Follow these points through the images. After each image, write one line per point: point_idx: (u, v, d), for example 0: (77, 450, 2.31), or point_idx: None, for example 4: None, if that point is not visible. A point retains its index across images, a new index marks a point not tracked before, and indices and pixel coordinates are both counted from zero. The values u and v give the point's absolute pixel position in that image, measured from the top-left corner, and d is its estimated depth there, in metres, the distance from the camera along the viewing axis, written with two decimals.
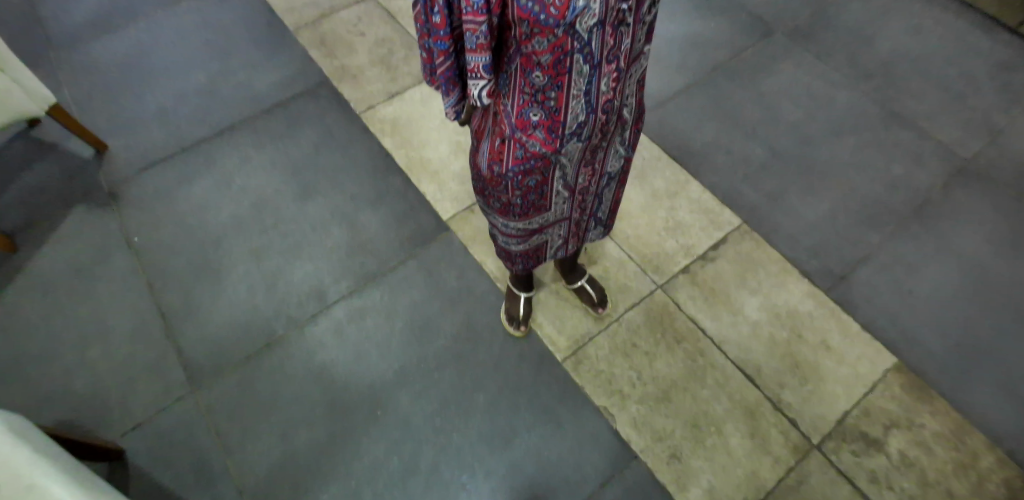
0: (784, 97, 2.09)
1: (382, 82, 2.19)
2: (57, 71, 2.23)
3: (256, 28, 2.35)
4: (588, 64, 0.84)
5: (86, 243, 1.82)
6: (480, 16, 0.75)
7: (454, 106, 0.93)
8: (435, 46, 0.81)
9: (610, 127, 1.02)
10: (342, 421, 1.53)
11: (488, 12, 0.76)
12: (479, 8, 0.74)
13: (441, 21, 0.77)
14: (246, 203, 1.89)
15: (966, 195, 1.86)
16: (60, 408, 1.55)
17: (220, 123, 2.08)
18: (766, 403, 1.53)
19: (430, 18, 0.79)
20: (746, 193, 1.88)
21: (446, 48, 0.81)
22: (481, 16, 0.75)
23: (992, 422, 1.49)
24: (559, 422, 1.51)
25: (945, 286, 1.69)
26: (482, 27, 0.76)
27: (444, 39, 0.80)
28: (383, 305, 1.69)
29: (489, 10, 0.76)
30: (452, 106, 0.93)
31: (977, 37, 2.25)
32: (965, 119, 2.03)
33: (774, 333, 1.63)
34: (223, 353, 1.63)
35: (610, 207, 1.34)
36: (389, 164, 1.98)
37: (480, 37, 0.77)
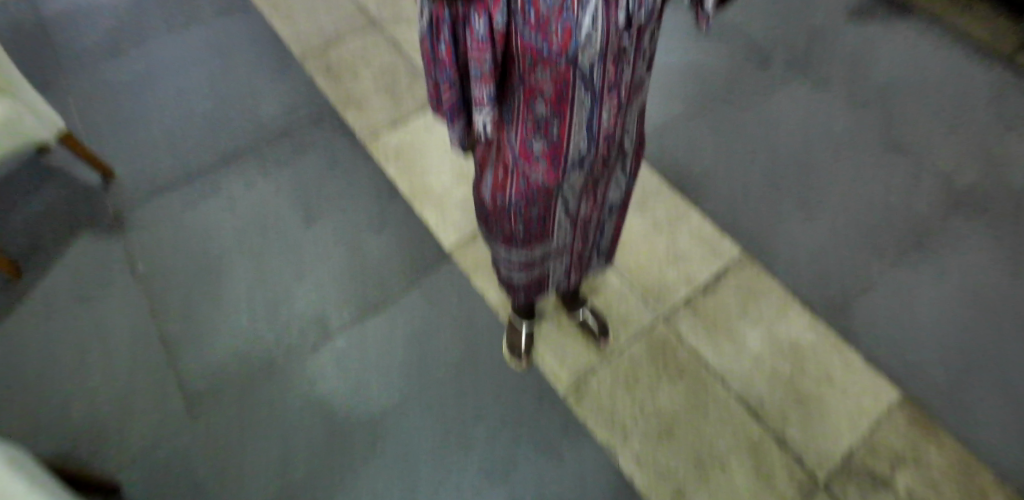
0: (784, 126, 2.11)
1: (385, 111, 2.22)
2: (66, 97, 2.26)
3: (262, 56, 2.40)
4: (591, 96, 0.84)
5: (89, 269, 1.83)
6: (485, 50, 0.76)
7: (459, 137, 0.94)
8: (440, 78, 0.83)
9: (611, 158, 1.02)
10: (340, 452, 1.51)
11: (493, 46, 0.76)
12: (484, 42, 0.74)
13: (446, 54, 0.79)
14: (249, 230, 1.90)
15: (967, 225, 1.86)
16: (59, 436, 1.55)
17: (226, 150, 2.11)
18: (770, 437, 1.51)
19: (436, 52, 0.80)
20: (747, 221, 1.89)
21: (451, 80, 0.82)
22: (485, 49, 0.75)
23: (999, 457, 1.47)
24: (560, 456, 1.49)
25: (948, 317, 1.69)
26: (486, 60, 0.77)
27: (449, 72, 0.81)
28: (384, 334, 1.69)
29: (493, 44, 0.76)
30: (457, 137, 0.94)
31: (974, 66, 2.28)
32: (964, 148, 2.04)
33: (776, 365, 1.62)
34: (223, 380, 1.62)
35: (612, 236, 1.34)
36: (392, 191, 1.99)
37: (485, 70, 0.78)
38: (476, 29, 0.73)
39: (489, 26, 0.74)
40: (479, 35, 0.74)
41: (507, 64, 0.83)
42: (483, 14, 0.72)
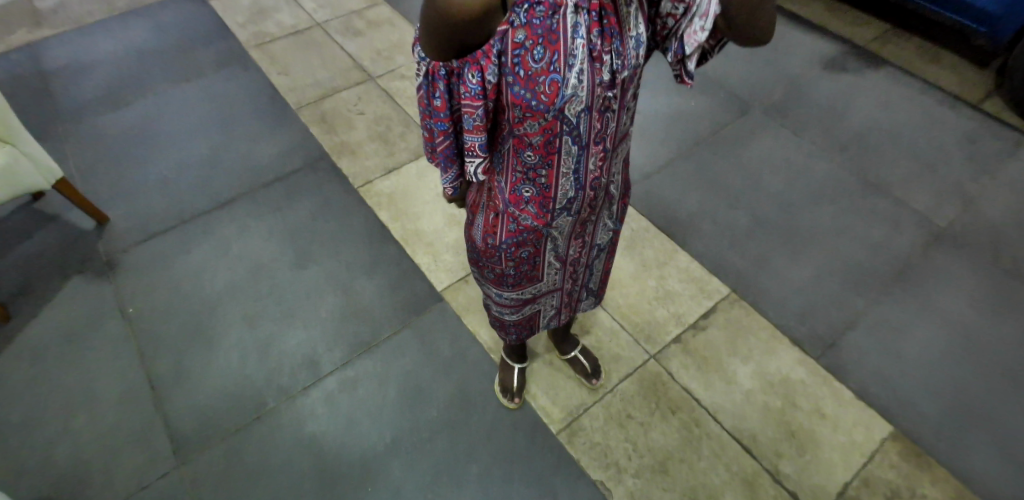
0: (764, 167, 2.20)
1: (379, 157, 2.28)
2: (65, 145, 2.31)
3: (260, 106, 2.47)
4: (577, 145, 0.88)
5: (79, 311, 1.83)
6: (478, 101, 0.80)
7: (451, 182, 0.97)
8: (435, 127, 0.87)
9: (597, 203, 1.06)
10: (330, 496, 1.48)
11: (485, 98, 0.80)
12: (476, 94, 0.79)
13: (441, 104, 0.83)
14: (242, 272, 1.91)
15: (945, 261, 1.92)
16: (39, 482, 1.51)
17: (221, 194, 2.14)
18: (764, 473, 1.50)
19: (431, 102, 0.84)
20: (733, 261, 1.93)
21: (446, 129, 0.86)
22: (478, 101, 0.79)
23: (993, 489, 1.47)
24: (554, 495, 1.47)
25: (933, 351, 1.71)
26: (478, 110, 0.81)
27: (444, 121, 0.85)
28: (376, 374, 1.69)
29: (485, 96, 0.80)
30: (450, 182, 0.97)
31: (942, 111, 2.40)
32: (937, 188, 2.12)
33: (767, 401, 1.62)
34: (211, 424, 1.60)
35: (601, 278, 1.37)
36: (385, 235, 2.02)
37: (477, 119, 0.82)
38: (468, 82, 0.78)
39: (482, 80, 0.78)
40: (471, 87, 0.78)
41: (498, 115, 0.87)
42: (476, 68, 0.76)
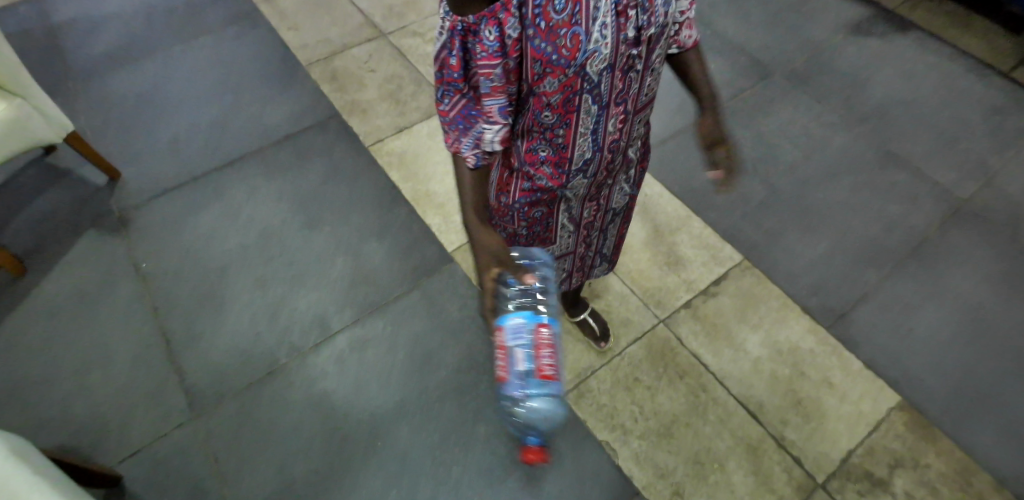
0: (782, 137, 2.15)
1: (390, 117, 2.25)
2: (75, 102, 2.29)
3: (269, 64, 2.43)
4: (597, 104, 0.85)
5: (94, 268, 1.85)
6: (495, 60, 0.74)
7: (474, 149, 0.85)
8: (449, 89, 0.80)
9: (615, 166, 1.04)
10: (341, 452, 1.52)
11: (504, 56, 0.74)
12: (494, 53, 0.73)
13: (456, 63, 0.75)
14: (253, 232, 1.92)
15: (963, 236, 1.88)
16: (59, 432, 1.55)
17: (231, 153, 2.13)
18: (769, 440, 1.51)
19: (444, 61, 0.76)
20: (747, 231, 1.91)
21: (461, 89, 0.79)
22: (497, 60, 0.73)
23: (996, 462, 1.48)
24: (559, 455, 1.50)
25: (945, 326, 1.70)
26: (497, 70, 0.75)
27: (458, 81, 0.78)
28: (385, 335, 1.70)
29: (505, 54, 0.74)
30: (471, 150, 0.85)
31: (970, 81, 2.32)
32: (960, 161, 2.07)
33: (775, 369, 1.62)
34: (225, 380, 1.63)
35: (614, 243, 1.36)
36: (395, 197, 2.01)
37: (494, 80, 0.76)
38: (485, 38, 0.72)
39: (501, 37, 0.72)
40: (489, 44, 0.72)
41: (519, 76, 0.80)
42: (494, 23, 0.70)
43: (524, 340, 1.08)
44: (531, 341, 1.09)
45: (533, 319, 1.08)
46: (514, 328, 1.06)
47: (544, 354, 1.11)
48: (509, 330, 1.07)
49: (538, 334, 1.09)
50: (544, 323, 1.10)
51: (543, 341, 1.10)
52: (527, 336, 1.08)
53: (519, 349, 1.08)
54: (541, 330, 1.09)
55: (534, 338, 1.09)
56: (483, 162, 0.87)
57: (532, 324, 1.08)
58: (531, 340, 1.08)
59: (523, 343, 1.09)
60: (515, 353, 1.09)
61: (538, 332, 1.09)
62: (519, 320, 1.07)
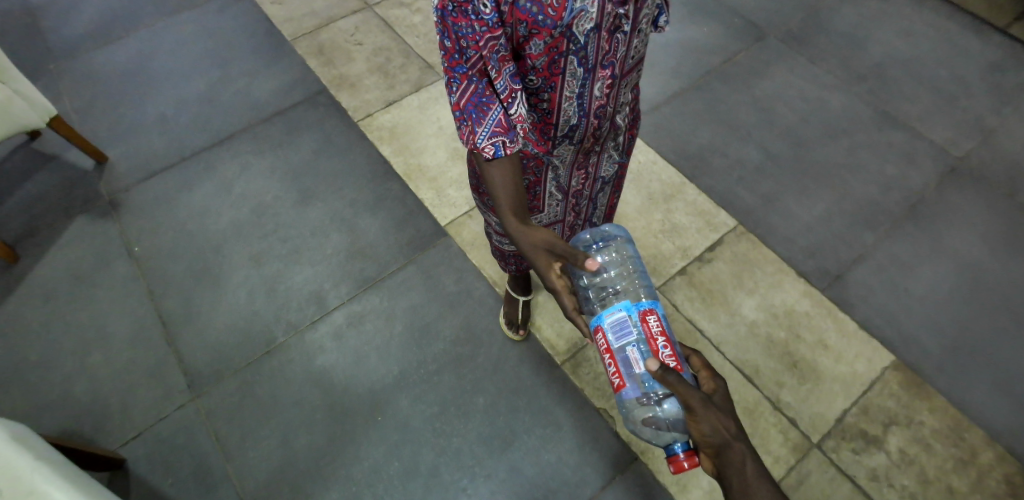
0: (777, 99, 2.12)
1: (379, 90, 2.21)
2: (58, 81, 2.25)
3: (255, 38, 2.37)
4: (582, 67, 0.83)
5: (87, 250, 1.84)
6: (496, 31, 0.72)
7: (492, 136, 0.81)
8: (452, 75, 0.78)
9: (603, 132, 1.01)
10: (342, 424, 1.53)
11: (501, 25, 0.73)
12: (493, 23, 0.71)
13: (452, 45, 0.75)
14: (245, 209, 1.90)
15: (958, 195, 1.87)
16: (62, 414, 1.56)
17: (220, 130, 2.10)
18: (765, 402, 1.53)
19: (442, 47, 0.76)
20: (742, 196, 1.89)
21: (466, 72, 0.77)
22: (496, 30, 0.72)
23: (990, 418, 1.50)
24: (558, 423, 1.51)
25: (940, 286, 1.70)
26: (500, 41, 0.73)
27: (461, 64, 0.76)
28: (383, 309, 1.71)
29: (502, 22, 0.73)
30: (488, 139, 0.81)
31: (968, 38, 2.28)
32: (957, 120, 2.05)
33: (771, 333, 1.63)
34: (223, 360, 1.63)
35: (605, 212, 1.34)
36: (387, 171, 1.99)
37: (499, 51, 0.74)
38: (481, 11, 0.70)
39: (495, 6, 0.71)
40: (486, 17, 0.71)
41: (512, 47, 0.79)
42: None
43: (633, 336, 0.84)
44: (642, 336, 0.85)
45: (635, 306, 0.85)
46: (616, 323, 0.84)
47: (662, 347, 0.84)
48: (610, 328, 0.85)
49: (647, 324, 0.84)
50: (650, 307, 0.85)
51: (656, 330, 0.84)
52: (634, 329, 0.84)
53: (629, 349, 0.84)
54: (649, 317, 0.84)
55: (643, 330, 0.85)
56: (506, 151, 0.82)
57: (635, 312, 0.85)
58: (641, 333, 0.84)
59: (632, 341, 0.84)
60: (626, 355, 0.84)
61: (646, 321, 0.84)
62: (619, 312, 0.85)
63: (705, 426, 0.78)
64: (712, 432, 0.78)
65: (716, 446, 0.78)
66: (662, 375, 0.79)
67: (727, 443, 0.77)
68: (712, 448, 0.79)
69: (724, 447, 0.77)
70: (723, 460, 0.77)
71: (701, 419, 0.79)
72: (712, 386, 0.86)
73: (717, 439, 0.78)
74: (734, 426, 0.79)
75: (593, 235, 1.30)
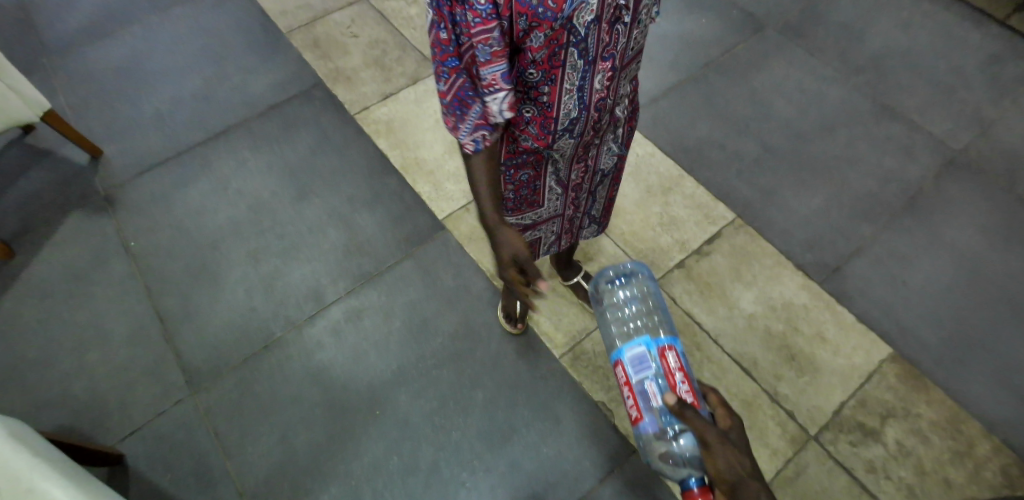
0: (776, 92, 2.11)
1: (375, 84, 2.20)
2: (52, 78, 2.23)
3: (250, 32, 2.36)
4: (583, 59, 0.83)
5: (84, 248, 1.83)
6: (490, 23, 0.71)
7: (474, 131, 0.84)
8: (443, 66, 0.77)
9: (603, 125, 1.01)
10: (342, 421, 1.53)
11: (497, 17, 0.72)
12: (487, 15, 0.70)
13: (445, 36, 0.73)
14: (242, 205, 1.90)
15: (956, 187, 1.87)
16: (60, 412, 1.56)
17: (216, 126, 2.09)
18: (763, 395, 1.53)
19: (435, 36, 0.74)
20: (740, 189, 1.89)
21: (456, 65, 0.76)
22: (490, 22, 0.70)
23: (987, 410, 1.50)
24: (557, 417, 1.52)
25: (938, 278, 1.71)
26: (493, 34, 0.72)
27: (452, 56, 0.75)
28: (381, 305, 1.70)
29: (498, 15, 0.72)
30: (470, 134, 0.85)
31: (966, 30, 2.27)
32: (955, 112, 2.04)
33: (769, 325, 1.64)
34: (222, 357, 1.63)
35: (603, 206, 1.34)
36: (384, 166, 1.98)
37: (491, 45, 0.73)
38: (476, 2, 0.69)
39: None
40: (480, 8, 0.70)
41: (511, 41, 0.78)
42: None
43: (651, 370, 1.04)
44: (660, 370, 1.04)
45: (656, 344, 1.05)
46: (636, 358, 1.05)
47: (677, 380, 1.02)
48: (632, 361, 1.05)
49: (665, 360, 1.04)
50: (669, 346, 1.05)
51: (672, 365, 1.04)
52: (653, 364, 1.04)
53: (647, 381, 1.04)
54: (666, 353, 1.04)
55: (661, 365, 1.04)
56: (484, 145, 0.86)
57: (655, 349, 1.05)
58: (659, 367, 1.04)
59: (650, 373, 1.04)
60: (644, 386, 1.04)
61: (664, 357, 1.04)
62: (641, 348, 1.05)
63: (720, 462, 0.84)
64: (726, 467, 0.84)
65: (730, 481, 0.83)
66: (680, 409, 0.89)
67: (740, 479, 0.82)
68: (726, 483, 0.84)
69: (738, 483, 0.82)
70: (735, 495, 0.82)
71: (717, 456, 0.85)
72: (728, 423, 0.92)
73: (731, 475, 0.83)
74: (748, 463, 0.84)
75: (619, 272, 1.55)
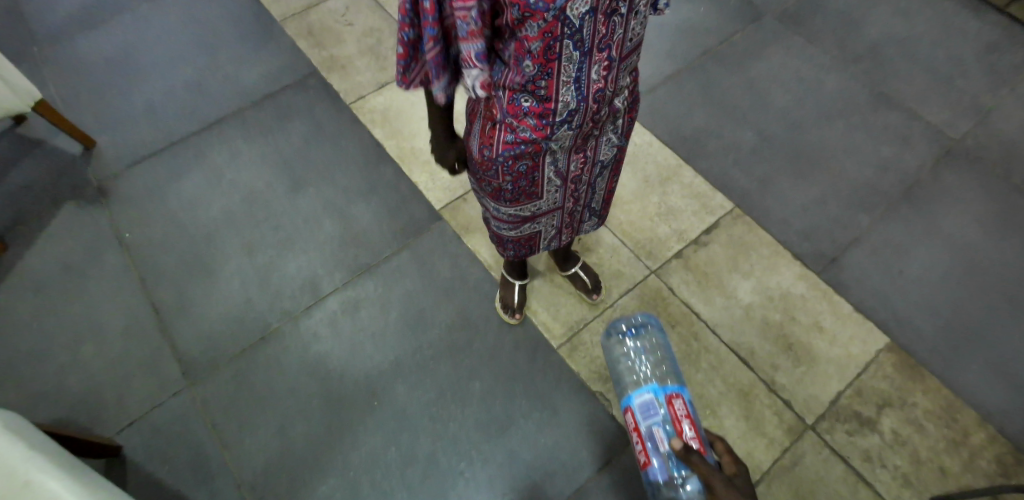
0: (774, 81, 2.10)
1: (371, 72, 2.17)
2: (42, 67, 2.20)
3: (242, 20, 2.33)
4: (578, 51, 0.83)
5: (77, 240, 1.81)
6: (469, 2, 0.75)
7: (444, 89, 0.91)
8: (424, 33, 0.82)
9: (602, 117, 1.00)
10: (339, 412, 1.53)
11: None
12: None
13: (428, 7, 0.78)
14: (237, 197, 1.88)
15: (954, 177, 1.87)
16: (56, 406, 1.55)
17: (209, 116, 2.07)
18: (760, 385, 1.54)
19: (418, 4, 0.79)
20: (738, 178, 1.88)
21: (435, 34, 0.81)
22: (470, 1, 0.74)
23: (982, 399, 1.51)
24: (555, 408, 1.52)
25: (935, 268, 1.71)
26: (471, 13, 0.76)
27: (433, 25, 0.80)
28: (378, 296, 1.70)
29: None
30: (442, 91, 0.91)
31: (965, 18, 2.26)
32: (953, 101, 2.03)
33: (766, 316, 1.64)
34: (218, 349, 1.62)
35: (603, 198, 1.32)
36: (380, 156, 1.97)
37: (471, 23, 0.77)
38: None
39: None
40: None
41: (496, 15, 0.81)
42: None
43: (658, 416, 1.09)
44: (667, 416, 1.09)
45: (663, 391, 1.10)
46: (644, 404, 1.09)
47: (684, 427, 1.07)
48: (639, 408, 1.10)
49: (673, 406, 1.09)
50: (675, 392, 1.10)
51: (680, 411, 1.08)
52: (660, 410, 1.09)
53: (655, 427, 1.09)
54: (673, 400, 1.09)
55: (669, 411, 1.09)
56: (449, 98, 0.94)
57: (662, 395, 1.09)
58: (666, 413, 1.09)
59: (657, 420, 1.09)
60: (652, 432, 1.09)
61: (671, 403, 1.09)
62: (648, 395, 1.10)
63: None
64: None
65: None
66: (686, 454, 1.00)
67: None
68: None
69: None
70: None
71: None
72: (734, 469, 1.04)
73: None
74: None
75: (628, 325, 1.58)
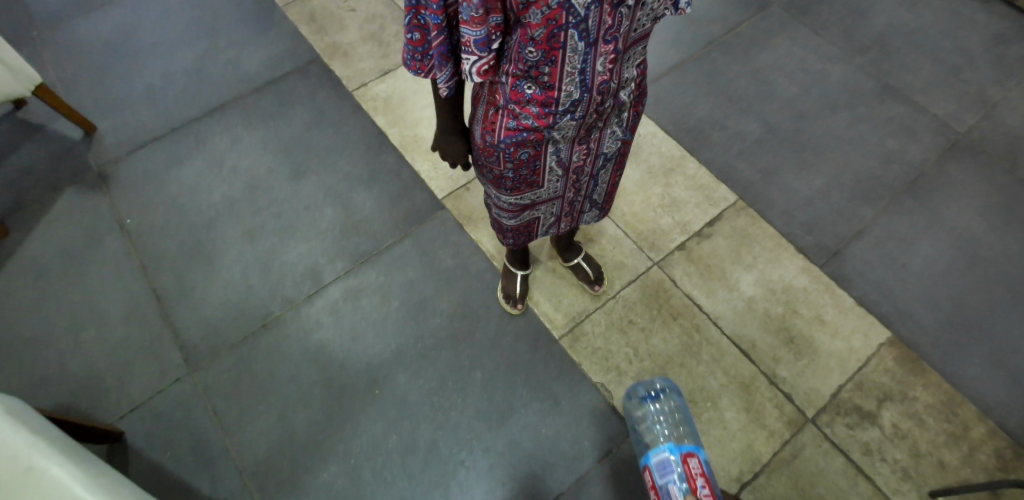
0: (779, 71, 2.08)
1: (373, 59, 2.16)
2: (41, 51, 2.18)
3: (243, 5, 2.30)
4: (583, 41, 0.82)
5: (77, 226, 1.80)
6: None
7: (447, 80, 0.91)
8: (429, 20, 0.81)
9: (606, 109, 0.99)
10: (340, 400, 1.53)
11: None
12: None
13: None
14: (238, 184, 1.87)
15: (958, 170, 1.86)
16: (58, 391, 1.55)
17: (210, 102, 2.05)
18: (761, 377, 1.54)
19: None
20: (742, 169, 1.87)
21: (440, 22, 0.81)
22: None
23: (982, 393, 1.51)
24: (556, 398, 1.52)
25: (938, 263, 1.70)
26: None
27: (438, 13, 0.79)
28: (379, 284, 1.69)
29: None
30: (445, 82, 0.91)
31: (973, 8, 2.23)
32: (960, 93, 2.01)
33: (768, 308, 1.64)
34: (219, 336, 1.62)
35: (605, 192, 1.31)
36: (382, 143, 1.96)
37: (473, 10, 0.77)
38: None
39: None
40: None
41: None
42: None
43: (674, 474, 1.13)
44: (683, 474, 1.13)
45: (678, 449, 1.15)
46: (661, 463, 1.14)
47: (699, 484, 1.11)
48: (656, 466, 1.15)
49: (688, 464, 1.13)
50: (691, 451, 1.14)
51: (695, 470, 1.12)
52: (676, 468, 1.13)
53: (670, 484, 1.13)
54: (688, 458, 1.13)
55: (684, 469, 1.13)
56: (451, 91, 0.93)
57: (678, 454, 1.14)
58: (682, 471, 1.13)
59: (673, 477, 1.13)
60: (668, 489, 1.12)
61: (686, 462, 1.13)
62: (664, 453, 1.15)
63: None
64: None
65: None
66: None
67: None
68: None
69: None
70: None
71: None
72: None
73: None
74: None
75: (646, 386, 1.52)
